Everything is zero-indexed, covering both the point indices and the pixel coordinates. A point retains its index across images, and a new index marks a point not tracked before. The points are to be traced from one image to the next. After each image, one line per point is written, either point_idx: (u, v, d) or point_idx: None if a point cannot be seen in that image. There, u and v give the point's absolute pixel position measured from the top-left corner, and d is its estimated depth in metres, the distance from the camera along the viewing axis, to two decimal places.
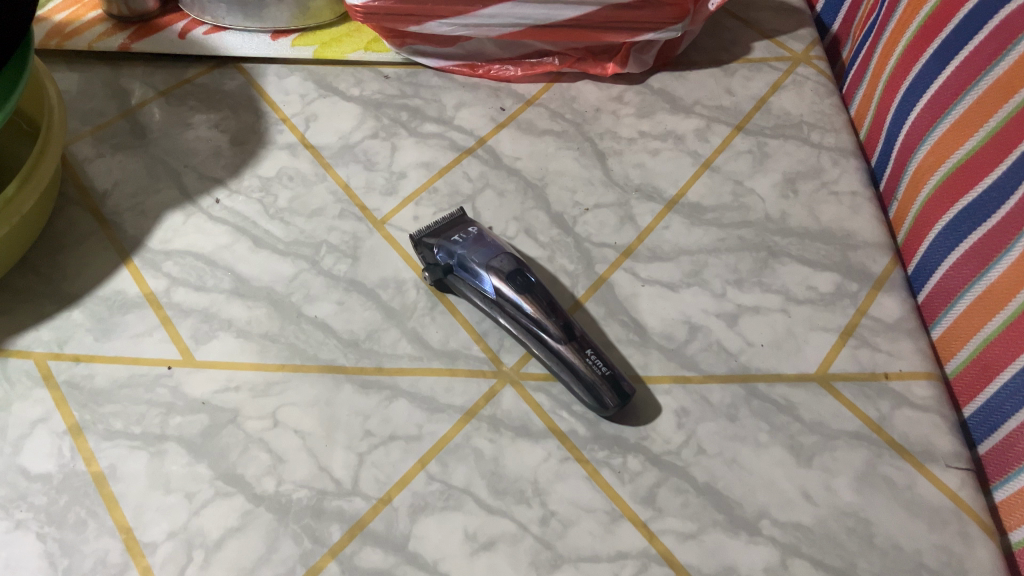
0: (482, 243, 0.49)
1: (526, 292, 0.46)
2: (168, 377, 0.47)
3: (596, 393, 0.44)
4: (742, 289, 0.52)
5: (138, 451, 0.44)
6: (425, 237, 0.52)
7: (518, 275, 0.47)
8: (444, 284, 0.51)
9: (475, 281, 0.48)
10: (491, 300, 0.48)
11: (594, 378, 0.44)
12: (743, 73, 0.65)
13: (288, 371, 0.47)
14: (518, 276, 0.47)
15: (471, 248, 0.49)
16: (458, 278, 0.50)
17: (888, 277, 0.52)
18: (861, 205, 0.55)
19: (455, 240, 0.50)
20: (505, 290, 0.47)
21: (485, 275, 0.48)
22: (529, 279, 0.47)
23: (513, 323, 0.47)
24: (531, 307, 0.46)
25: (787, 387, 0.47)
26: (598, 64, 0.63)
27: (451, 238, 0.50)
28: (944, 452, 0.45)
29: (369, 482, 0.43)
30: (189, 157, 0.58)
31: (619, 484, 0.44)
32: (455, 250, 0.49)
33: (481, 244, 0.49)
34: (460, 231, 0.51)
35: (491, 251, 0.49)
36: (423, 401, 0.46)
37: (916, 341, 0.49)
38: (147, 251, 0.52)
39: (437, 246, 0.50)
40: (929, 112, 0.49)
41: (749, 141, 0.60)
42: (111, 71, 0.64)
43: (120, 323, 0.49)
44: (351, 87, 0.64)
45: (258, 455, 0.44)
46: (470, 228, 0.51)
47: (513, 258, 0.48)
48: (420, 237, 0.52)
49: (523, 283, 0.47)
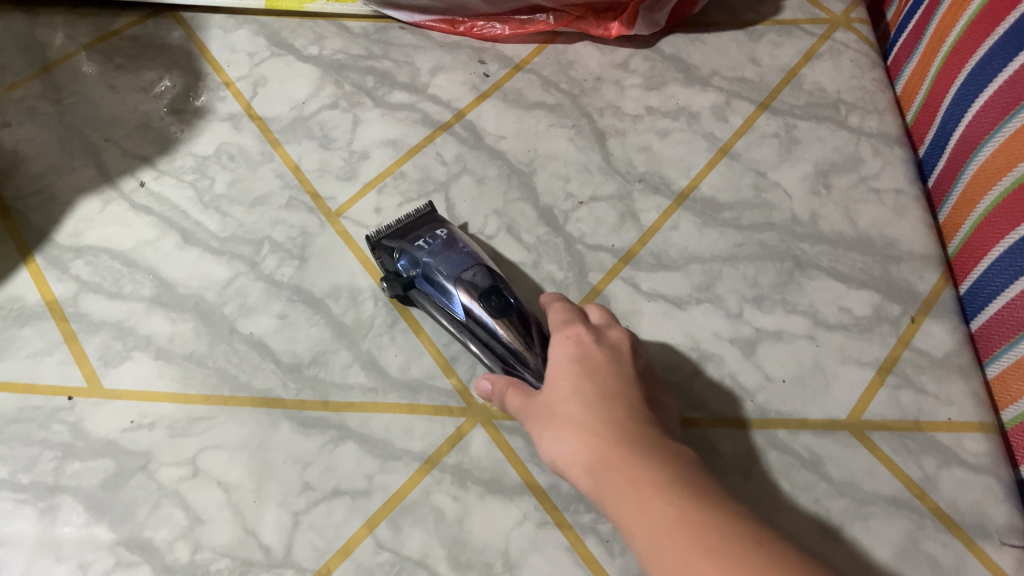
0: (453, 249, 0.39)
1: (505, 317, 0.37)
2: (67, 411, 0.39)
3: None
4: (762, 309, 0.43)
5: (26, 507, 0.36)
6: (386, 238, 0.42)
7: (494, 294, 0.37)
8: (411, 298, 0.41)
9: (442, 297, 0.39)
10: (465, 325, 0.38)
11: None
12: (771, 38, 0.55)
13: (215, 405, 0.39)
14: (494, 295, 0.37)
15: (439, 256, 0.39)
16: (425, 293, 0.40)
17: (937, 298, 0.43)
18: (906, 206, 0.47)
19: (419, 244, 0.40)
20: (476, 311, 0.37)
21: (456, 294, 0.38)
22: (512, 302, 0.38)
23: (489, 352, 0.38)
24: (506, 334, 0.37)
25: (812, 437, 0.39)
26: (600, 24, 0.54)
27: (417, 242, 0.41)
28: (999, 525, 0.37)
29: (304, 550, 0.36)
30: (112, 128, 0.49)
31: (607, 557, 0.36)
32: (418, 257, 0.40)
33: (454, 253, 0.39)
34: (427, 232, 0.41)
35: (463, 261, 0.39)
36: (375, 445, 0.39)
37: (968, 381, 0.41)
38: (53, 247, 0.44)
39: (401, 252, 0.41)
40: (1001, 101, 0.40)
41: (776, 123, 0.51)
42: (26, 20, 0.54)
43: (15, 339, 0.41)
44: (310, 45, 0.54)
45: (172, 513, 0.36)
46: (439, 230, 0.41)
47: (492, 271, 0.39)
48: (379, 239, 0.42)
49: (503, 306, 0.37)
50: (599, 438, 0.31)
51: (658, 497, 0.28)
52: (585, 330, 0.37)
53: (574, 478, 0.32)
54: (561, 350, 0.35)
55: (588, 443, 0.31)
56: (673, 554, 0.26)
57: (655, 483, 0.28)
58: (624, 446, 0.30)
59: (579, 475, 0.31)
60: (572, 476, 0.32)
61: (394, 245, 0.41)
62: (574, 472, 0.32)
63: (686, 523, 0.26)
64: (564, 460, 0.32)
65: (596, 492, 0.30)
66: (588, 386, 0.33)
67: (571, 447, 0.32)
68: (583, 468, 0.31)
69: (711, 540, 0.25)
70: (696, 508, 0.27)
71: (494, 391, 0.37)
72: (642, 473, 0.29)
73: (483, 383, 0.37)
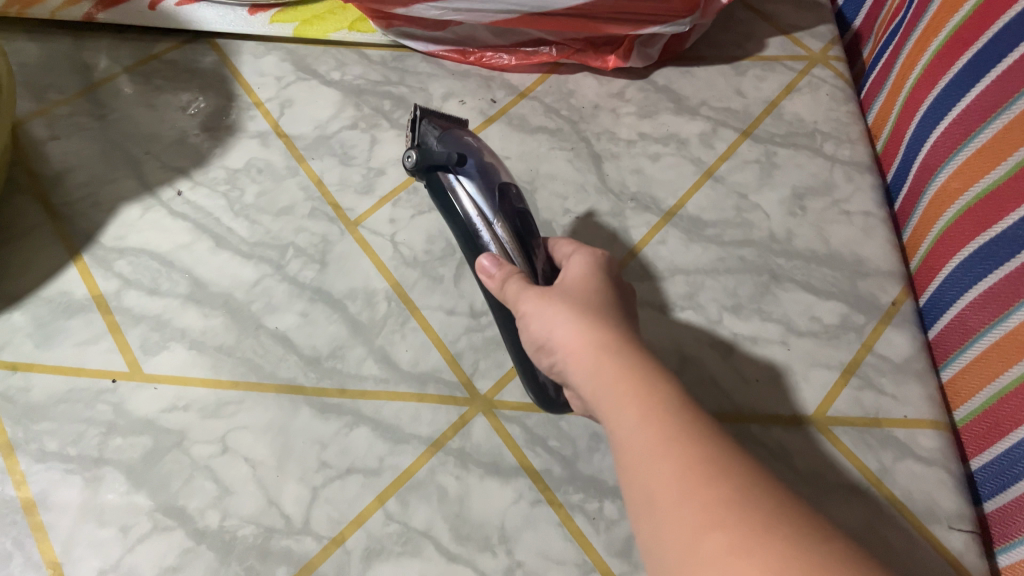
0: (496, 173, 0.43)
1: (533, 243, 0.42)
2: (111, 393, 0.43)
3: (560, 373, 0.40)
4: (739, 317, 0.48)
5: (73, 477, 0.40)
6: (431, 117, 0.44)
7: (530, 239, 0.42)
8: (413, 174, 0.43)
9: (477, 201, 0.42)
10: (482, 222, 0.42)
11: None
12: (755, 72, 0.60)
13: (243, 390, 0.44)
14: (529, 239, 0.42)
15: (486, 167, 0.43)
16: (452, 183, 0.42)
17: (898, 310, 0.48)
18: (874, 227, 0.51)
19: (472, 148, 0.43)
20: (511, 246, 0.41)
21: (496, 203, 0.42)
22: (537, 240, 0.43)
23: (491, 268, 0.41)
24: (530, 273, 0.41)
25: (781, 431, 0.43)
26: (599, 57, 0.58)
27: (462, 138, 0.44)
28: (948, 512, 0.41)
29: (321, 520, 0.40)
30: (151, 142, 0.54)
31: (593, 533, 0.40)
32: (471, 157, 0.43)
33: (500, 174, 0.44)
34: (471, 139, 0.44)
35: (506, 186, 0.43)
36: (386, 430, 0.43)
37: (925, 385, 0.45)
38: (98, 248, 0.49)
39: (444, 139, 0.43)
40: (954, 132, 0.45)
41: (757, 149, 0.55)
42: (73, 43, 0.59)
43: (63, 329, 0.45)
44: (332, 71, 0.59)
45: (203, 485, 0.41)
46: (480, 143, 0.44)
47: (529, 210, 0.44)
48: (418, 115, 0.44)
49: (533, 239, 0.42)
50: (605, 334, 0.33)
51: (657, 394, 0.30)
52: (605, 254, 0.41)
53: (567, 351, 0.34)
54: (582, 264, 0.39)
55: (596, 330, 0.33)
56: (660, 440, 0.28)
57: (653, 381, 0.30)
58: (629, 345, 0.33)
59: (572, 352, 0.33)
60: (566, 350, 0.34)
61: (434, 129, 0.43)
62: (568, 349, 0.34)
63: (678, 422, 0.29)
64: (564, 335, 0.34)
65: (590, 370, 0.32)
66: (602, 291, 0.37)
67: (574, 326, 0.34)
68: (581, 345, 0.33)
69: (697, 438, 0.28)
70: (686, 411, 0.29)
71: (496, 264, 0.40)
72: (643, 371, 0.31)
73: (485, 257, 0.40)
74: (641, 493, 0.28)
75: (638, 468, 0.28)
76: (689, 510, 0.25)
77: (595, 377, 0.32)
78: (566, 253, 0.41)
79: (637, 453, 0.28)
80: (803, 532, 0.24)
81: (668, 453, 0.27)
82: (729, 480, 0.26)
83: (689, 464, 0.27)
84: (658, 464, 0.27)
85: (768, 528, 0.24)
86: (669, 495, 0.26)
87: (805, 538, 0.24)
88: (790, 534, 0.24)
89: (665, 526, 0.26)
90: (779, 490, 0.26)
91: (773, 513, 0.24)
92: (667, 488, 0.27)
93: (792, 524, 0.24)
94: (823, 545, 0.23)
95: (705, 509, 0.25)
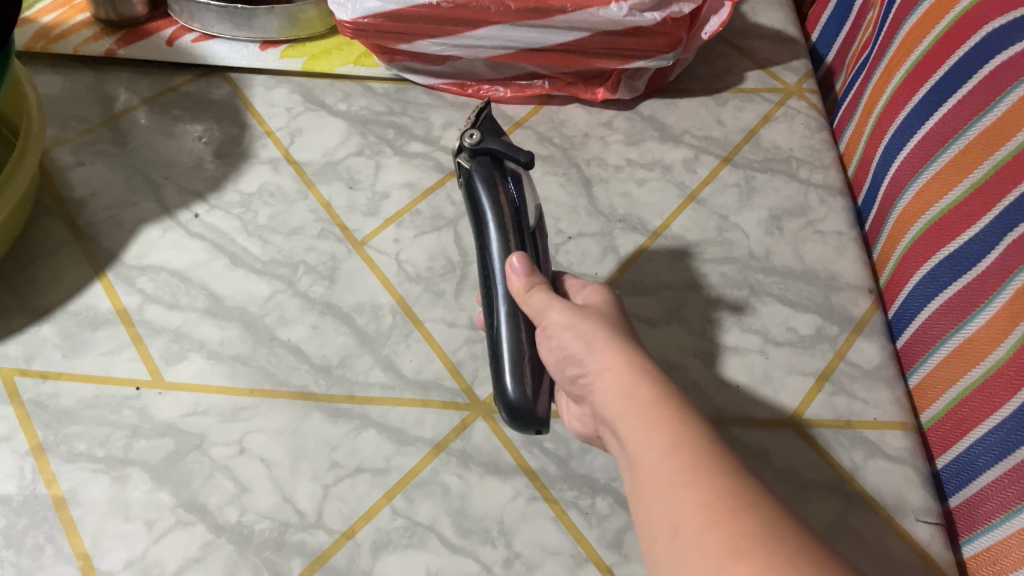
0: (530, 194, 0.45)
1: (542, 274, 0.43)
2: (135, 398, 0.46)
3: (523, 358, 0.40)
4: (721, 328, 0.51)
5: (100, 476, 0.43)
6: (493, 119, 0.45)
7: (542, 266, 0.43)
8: (461, 154, 0.43)
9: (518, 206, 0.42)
10: (516, 221, 0.42)
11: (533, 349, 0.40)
12: (734, 103, 0.64)
13: (258, 397, 0.47)
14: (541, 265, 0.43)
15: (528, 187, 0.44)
16: (501, 174, 0.42)
17: (868, 321, 0.51)
18: (846, 245, 0.55)
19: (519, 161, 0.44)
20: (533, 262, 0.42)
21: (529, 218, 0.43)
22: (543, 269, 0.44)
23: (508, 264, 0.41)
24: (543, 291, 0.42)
25: (761, 432, 0.47)
26: (588, 89, 0.63)
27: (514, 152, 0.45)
28: (915, 506, 0.44)
29: (332, 515, 0.43)
30: (169, 168, 0.57)
31: (586, 527, 0.43)
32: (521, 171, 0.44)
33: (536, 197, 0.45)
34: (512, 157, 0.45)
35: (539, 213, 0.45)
36: (392, 433, 0.46)
37: (893, 390, 0.48)
38: (122, 265, 0.52)
39: (506, 139, 0.44)
40: (915, 157, 0.49)
41: (737, 175, 0.59)
42: (96, 76, 0.63)
43: (89, 340, 0.48)
44: (339, 102, 0.63)
45: (222, 483, 0.43)
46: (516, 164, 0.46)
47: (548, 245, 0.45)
48: (485, 111, 0.45)
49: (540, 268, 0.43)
50: (639, 366, 0.36)
51: (690, 428, 0.32)
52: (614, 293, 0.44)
53: (602, 371, 0.36)
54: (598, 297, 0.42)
55: (630, 362, 0.36)
56: (691, 472, 0.31)
57: (686, 417, 0.33)
58: (663, 379, 0.35)
59: (608, 378, 0.36)
60: (601, 373, 0.36)
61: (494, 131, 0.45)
62: (604, 372, 0.36)
63: (709, 456, 0.31)
64: (602, 358, 0.37)
65: (624, 396, 0.35)
66: (624, 320, 0.41)
67: (614, 352, 0.36)
68: (618, 373, 0.36)
69: (726, 474, 0.30)
70: (714, 446, 0.32)
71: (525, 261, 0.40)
72: (677, 406, 0.33)
73: (518, 254, 0.40)
74: (665, 516, 0.30)
75: (666, 494, 0.31)
76: (715, 537, 0.28)
77: (629, 404, 0.34)
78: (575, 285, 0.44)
79: (665, 481, 0.31)
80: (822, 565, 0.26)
81: (698, 483, 0.30)
82: (755, 514, 0.28)
83: (718, 496, 0.29)
84: (689, 492, 0.30)
85: (789, 560, 0.26)
86: (697, 522, 0.29)
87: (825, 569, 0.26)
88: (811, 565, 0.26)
89: (690, 549, 0.29)
90: (800, 526, 0.28)
91: (795, 545, 0.27)
92: (695, 515, 0.29)
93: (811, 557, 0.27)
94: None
95: (730, 537, 0.28)
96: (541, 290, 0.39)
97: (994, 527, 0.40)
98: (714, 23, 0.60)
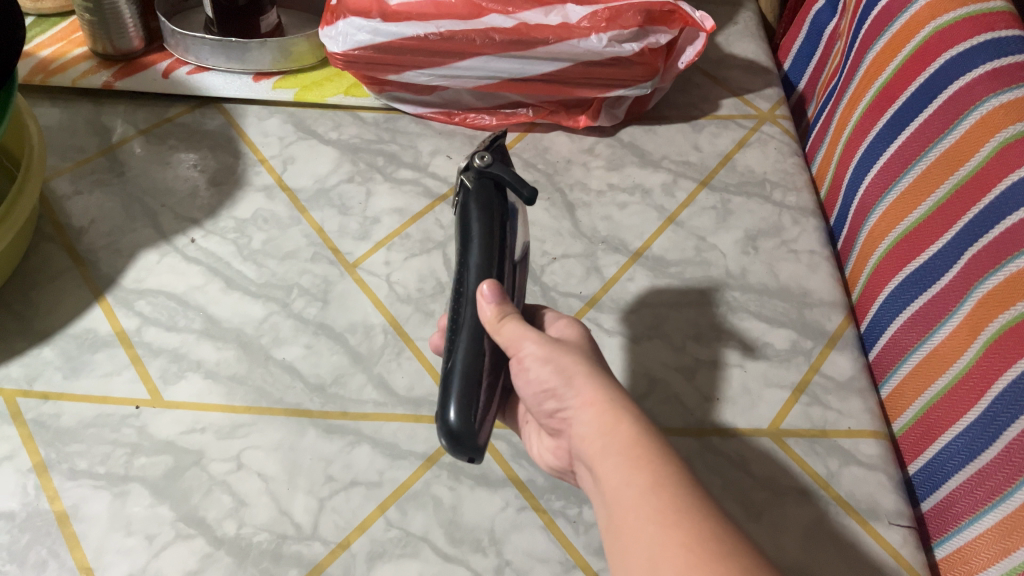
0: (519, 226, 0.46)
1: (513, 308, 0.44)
2: (134, 417, 0.47)
3: (472, 380, 0.39)
4: (701, 343, 0.53)
5: (101, 492, 0.44)
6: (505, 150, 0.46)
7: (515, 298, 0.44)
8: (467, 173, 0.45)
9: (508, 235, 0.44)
10: (502, 248, 0.43)
11: (485, 375, 0.39)
12: (710, 130, 0.67)
13: (255, 414, 0.48)
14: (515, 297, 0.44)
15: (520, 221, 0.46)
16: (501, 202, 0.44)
17: (841, 335, 0.54)
18: (819, 263, 0.58)
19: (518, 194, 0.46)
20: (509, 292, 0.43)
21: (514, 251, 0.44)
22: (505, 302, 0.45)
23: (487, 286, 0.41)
24: None
25: (740, 442, 0.48)
26: (571, 117, 0.65)
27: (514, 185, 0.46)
28: (888, 510, 0.46)
29: (328, 527, 0.44)
30: (166, 196, 0.59)
31: (574, 535, 0.45)
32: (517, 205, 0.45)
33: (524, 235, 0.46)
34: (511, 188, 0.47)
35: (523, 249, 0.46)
36: (385, 447, 0.47)
37: (866, 401, 0.50)
38: (120, 289, 0.53)
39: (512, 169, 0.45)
40: (880, 179, 0.52)
41: (714, 198, 0.62)
42: (93, 108, 0.65)
43: (90, 361, 0.50)
44: (330, 131, 0.65)
45: (220, 498, 0.45)
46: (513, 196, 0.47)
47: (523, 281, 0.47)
48: (499, 140, 0.46)
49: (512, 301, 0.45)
50: (618, 401, 0.37)
51: (669, 467, 0.34)
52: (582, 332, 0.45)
53: (583, 405, 0.37)
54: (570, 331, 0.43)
55: (611, 398, 0.37)
56: (670, 513, 0.32)
57: (665, 456, 0.34)
58: (641, 416, 0.36)
59: (587, 414, 0.37)
60: (581, 406, 0.37)
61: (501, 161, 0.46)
62: (586, 406, 0.37)
63: (687, 497, 0.33)
64: (582, 393, 0.37)
65: (604, 433, 0.36)
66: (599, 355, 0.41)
67: (593, 387, 0.37)
68: (598, 409, 0.37)
69: (704, 515, 0.32)
70: (691, 487, 0.33)
71: (498, 291, 0.40)
72: (655, 444, 0.35)
73: (490, 282, 0.41)
74: (644, 554, 0.32)
75: (645, 533, 0.32)
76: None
77: (608, 441, 0.35)
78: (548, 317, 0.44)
79: (645, 521, 0.32)
80: None
81: (678, 525, 0.31)
82: (735, 559, 0.30)
83: (697, 538, 0.31)
84: (668, 532, 0.31)
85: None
86: (676, 563, 0.30)
87: None
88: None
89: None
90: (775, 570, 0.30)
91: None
92: (675, 556, 0.31)
93: None
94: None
95: None
96: (514, 321, 0.40)
97: (962, 530, 0.42)
98: (690, 53, 0.62)
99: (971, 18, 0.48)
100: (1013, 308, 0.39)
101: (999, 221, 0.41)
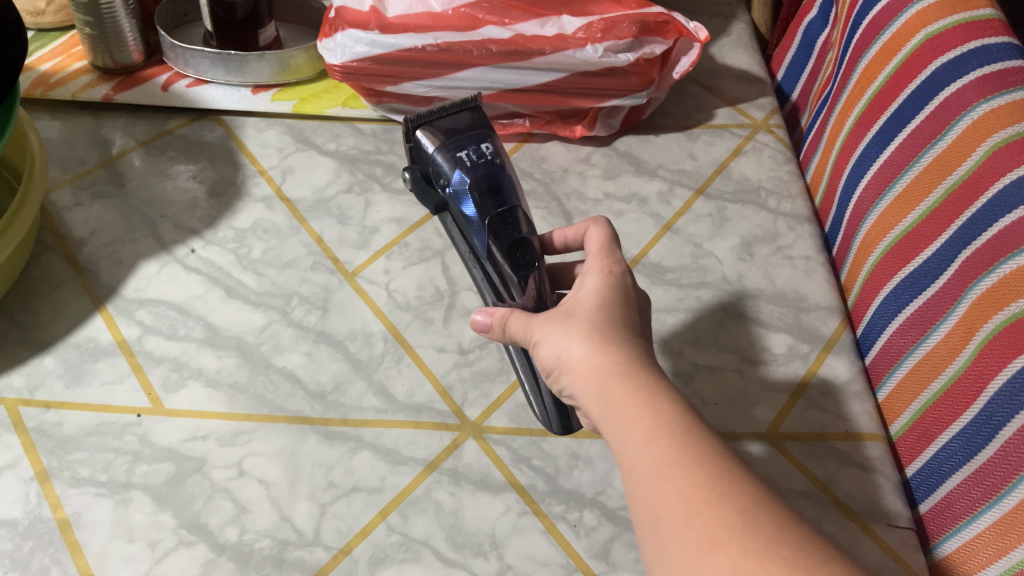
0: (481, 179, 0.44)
1: (527, 273, 0.43)
2: (136, 425, 0.48)
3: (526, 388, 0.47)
4: (698, 348, 0.54)
5: (103, 499, 0.45)
6: (425, 130, 0.46)
7: (515, 250, 0.43)
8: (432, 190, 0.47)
9: (468, 222, 0.44)
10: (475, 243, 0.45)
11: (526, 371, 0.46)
12: (705, 139, 0.68)
13: (256, 421, 0.48)
14: (515, 251, 0.43)
15: (478, 185, 0.44)
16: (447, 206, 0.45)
17: (838, 340, 0.54)
18: (814, 269, 0.58)
19: (457, 159, 0.44)
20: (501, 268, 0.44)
21: (481, 231, 0.44)
22: (541, 253, 0.44)
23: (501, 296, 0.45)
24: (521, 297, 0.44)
25: (739, 445, 0.49)
26: (567, 126, 0.66)
27: (458, 154, 0.44)
28: (887, 512, 0.46)
29: (330, 532, 0.44)
30: (166, 207, 0.59)
31: (575, 538, 0.45)
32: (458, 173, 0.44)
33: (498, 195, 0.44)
34: (464, 146, 0.45)
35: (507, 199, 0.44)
36: (386, 453, 0.48)
37: (863, 403, 0.51)
38: (121, 299, 0.54)
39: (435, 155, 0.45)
40: (874, 185, 0.53)
41: (709, 205, 0.62)
42: (93, 121, 0.65)
43: (91, 370, 0.50)
44: (328, 142, 0.66)
45: (222, 504, 0.45)
46: (476, 145, 0.45)
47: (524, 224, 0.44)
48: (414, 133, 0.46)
49: (529, 261, 0.43)
50: (616, 355, 0.37)
51: (665, 419, 0.34)
52: (619, 268, 0.42)
53: (576, 376, 0.37)
54: (593, 280, 0.41)
55: (602, 356, 0.37)
56: (667, 465, 0.32)
57: (661, 407, 0.35)
58: (633, 369, 0.36)
59: (584, 375, 0.37)
60: (574, 373, 0.38)
61: (434, 139, 0.45)
62: (580, 376, 0.37)
63: (685, 444, 0.33)
64: (574, 358, 0.38)
65: (599, 396, 0.36)
66: (616, 311, 0.40)
67: (587, 349, 0.37)
68: (592, 370, 0.37)
69: (703, 462, 0.32)
70: (691, 433, 0.33)
71: (488, 312, 0.44)
72: (651, 397, 0.35)
73: (475, 316, 0.44)
74: (647, 507, 0.33)
75: (647, 487, 0.33)
76: (695, 528, 0.30)
77: (604, 403, 0.36)
78: (579, 275, 0.43)
79: (648, 475, 0.33)
80: (797, 551, 0.29)
81: (676, 475, 0.32)
82: (732, 503, 0.30)
83: (694, 488, 0.31)
84: (668, 485, 0.32)
85: (767, 550, 0.29)
86: (676, 516, 0.31)
87: (800, 556, 0.29)
88: (787, 554, 0.29)
89: (671, 543, 0.31)
90: (775, 510, 0.31)
91: (772, 535, 0.29)
92: (674, 508, 0.31)
93: (788, 546, 0.29)
94: (813, 562, 0.29)
95: (711, 530, 0.30)
96: (511, 322, 0.42)
97: (961, 526, 0.43)
98: (684, 64, 0.63)
99: (962, 26, 0.48)
100: (1007, 307, 0.40)
101: (992, 222, 0.42)
